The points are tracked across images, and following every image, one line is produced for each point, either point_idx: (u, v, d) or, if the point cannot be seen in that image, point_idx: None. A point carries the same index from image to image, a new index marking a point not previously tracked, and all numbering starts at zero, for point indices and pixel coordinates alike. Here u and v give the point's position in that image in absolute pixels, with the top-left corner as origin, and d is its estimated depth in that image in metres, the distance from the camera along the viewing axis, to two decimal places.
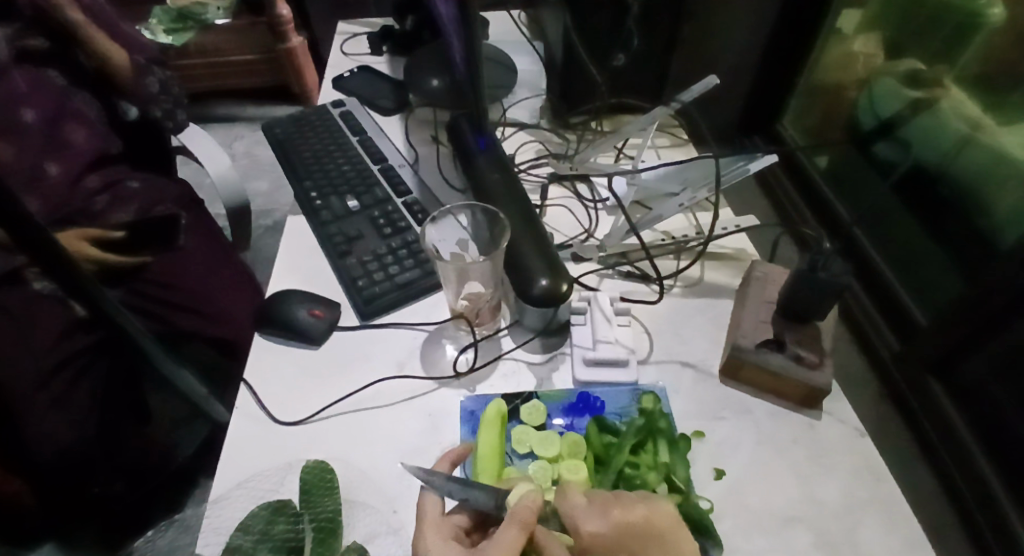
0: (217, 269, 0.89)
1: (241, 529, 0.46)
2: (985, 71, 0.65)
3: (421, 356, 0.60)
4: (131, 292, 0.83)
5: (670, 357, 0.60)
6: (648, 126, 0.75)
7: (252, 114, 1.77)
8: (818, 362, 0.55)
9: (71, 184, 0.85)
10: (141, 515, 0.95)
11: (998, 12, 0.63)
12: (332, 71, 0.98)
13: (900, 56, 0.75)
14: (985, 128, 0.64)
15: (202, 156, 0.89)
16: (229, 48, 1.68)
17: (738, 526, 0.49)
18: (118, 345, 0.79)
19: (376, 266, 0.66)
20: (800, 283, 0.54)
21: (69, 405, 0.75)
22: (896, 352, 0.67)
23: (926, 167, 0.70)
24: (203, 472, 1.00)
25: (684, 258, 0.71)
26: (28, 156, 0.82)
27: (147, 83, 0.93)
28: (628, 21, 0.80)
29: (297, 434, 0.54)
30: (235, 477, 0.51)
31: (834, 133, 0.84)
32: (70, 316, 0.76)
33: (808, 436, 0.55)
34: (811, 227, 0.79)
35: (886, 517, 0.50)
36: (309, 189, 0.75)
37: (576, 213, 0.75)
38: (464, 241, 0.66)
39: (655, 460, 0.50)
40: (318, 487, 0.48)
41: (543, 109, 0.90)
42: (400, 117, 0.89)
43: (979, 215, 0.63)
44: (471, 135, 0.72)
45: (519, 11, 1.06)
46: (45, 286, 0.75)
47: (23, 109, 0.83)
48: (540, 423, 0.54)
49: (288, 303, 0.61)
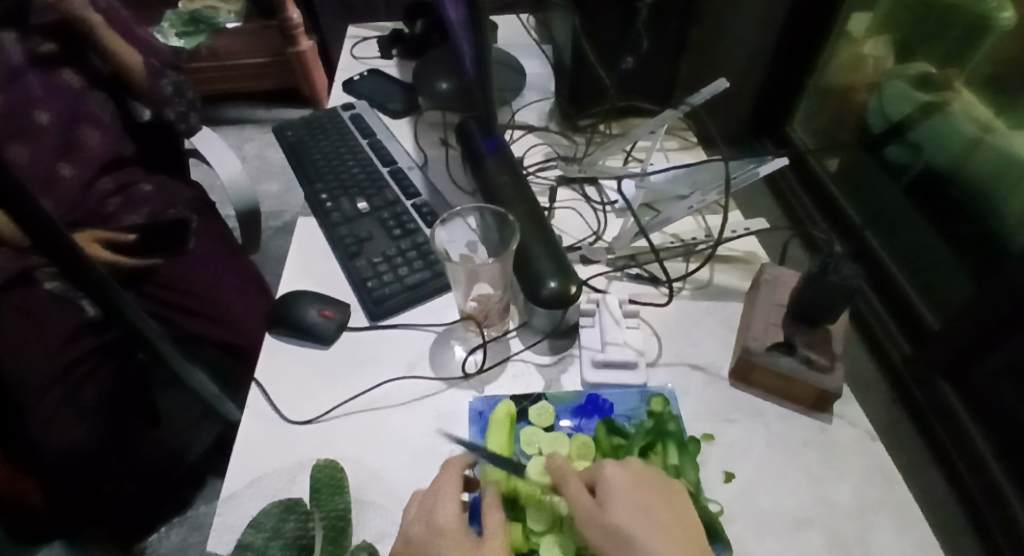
0: (229, 272, 0.90)
1: (252, 525, 0.47)
2: (994, 73, 0.65)
3: (430, 357, 0.60)
4: (143, 296, 0.84)
5: (679, 359, 0.60)
6: (657, 129, 0.76)
7: (262, 118, 1.79)
8: (828, 365, 0.55)
9: (84, 186, 0.87)
10: (150, 516, 0.96)
11: (1009, 15, 0.62)
12: (342, 74, 0.99)
13: (911, 58, 0.74)
14: (995, 131, 0.63)
15: (213, 159, 0.90)
16: (240, 52, 1.70)
17: (748, 529, 0.49)
18: (128, 347, 0.80)
19: (386, 267, 0.66)
20: (810, 285, 0.54)
21: (78, 404, 0.75)
22: (908, 356, 0.66)
23: (936, 169, 0.69)
24: (212, 473, 1.01)
25: (693, 261, 0.71)
26: (41, 160, 0.84)
27: (160, 85, 0.94)
28: (637, 23, 0.80)
29: (308, 433, 0.54)
30: (247, 476, 0.51)
31: (845, 136, 0.83)
32: (81, 317, 0.78)
33: (818, 439, 0.55)
34: (821, 230, 0.78)
35: (898, 521, 0.50)
36: (319, 191, 0.76)
37: (585, 216, 0.75)
38: (473, 243, 0.66)
39: (664, 463, 0.50)
40: (327, 486, 0.49)
41: (552, 112, 0.91)
42: (410, 120, 0.89)
43: (990, 218, 0.63)
44: (480, 137, 0.72)
45: (528, 14, 1.06)
46: (56, 286, 0.77)
47: (38, 111, 0.85)
48: (548, 425, 0.54)
49: (299, 304, 0.61)
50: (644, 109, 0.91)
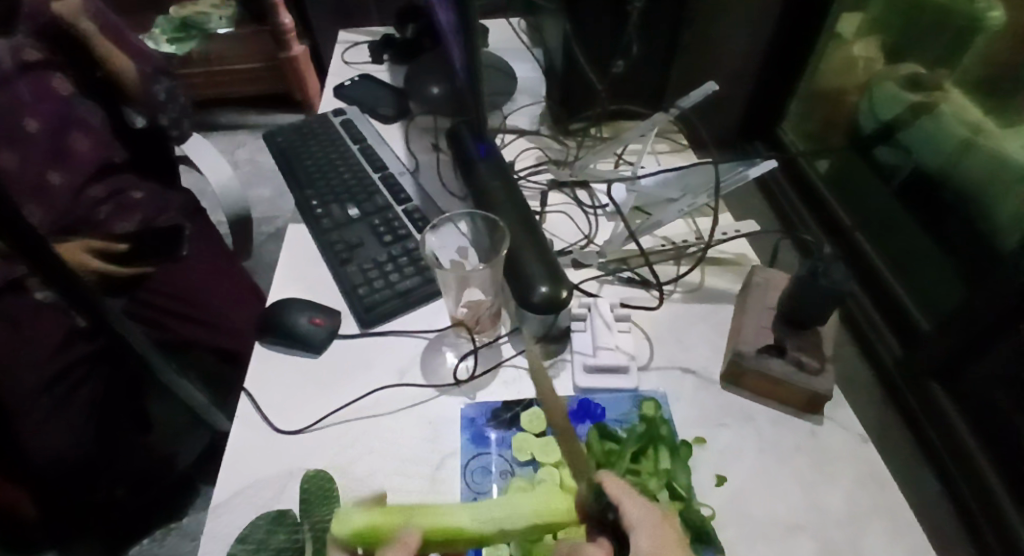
0: (221, 279, 0.90)
1: (239, 540, 0.46)
2: (986, 74, 0.65)
3: (422, 364, 0.60)
4: (133, 301, 0.84)
5: (671, 363, 0.60)
6: (648, 132, 0.76)
7: (254, 123, 1.78)
8: (819, 368, 0.55)
9: (74, 194, 0.86)
10: (143, 519, 0.96)
11: (998, 15, 0.63)
12: (333, 80, 0.99)
13: (901, 60, 0.76)
14: (985, 132, 0.64)
15: (204, 165, 0.90)
16: (231, 57, 1.69)
17: (740, 534, 0.49)
18: (119, 355, 0.80)
19: (377, 274, 0.66)
20: (800, 289, 0.54)
21: (68, 413, 0.75)
22: (898, 357, 0.67)
23: (927, 171, 0.70)
24: (203, 480, 1.00)
25: (684, 264, 0.70)
26: (31, 168, 0.82)
27: (152, 91, 0.94)
28: (628, 28, 0.80)
29: (297, 442, 0.54)
30: (235, 484, 0.51)
31: (835, 138, 0.84)
32: (71, 326, 0.76)
33: (810, 443, 0.55)
34: (812, 232, 0.78)
35: (890, 525, 0.50)
36: (310, 197, 0.76)
37: (576, 220, 0.75)
38: (464, 248, 0.66)
39: (656, 467, 0.49)
40: (317, 496, 0.48)
41: (543, 116, 0.91)
42: (401, 124, 0.89)
43: (980, 218, 0.63)
44: (471, 142, 0.72)
45: (519, 18, 1.07)
46: (46, 295, 0.74)
47: (27, 118, 0.84)
48: (540, 431, 0.54)
49: (289, 311, 0.61)
50: (635, 112, 0.91)
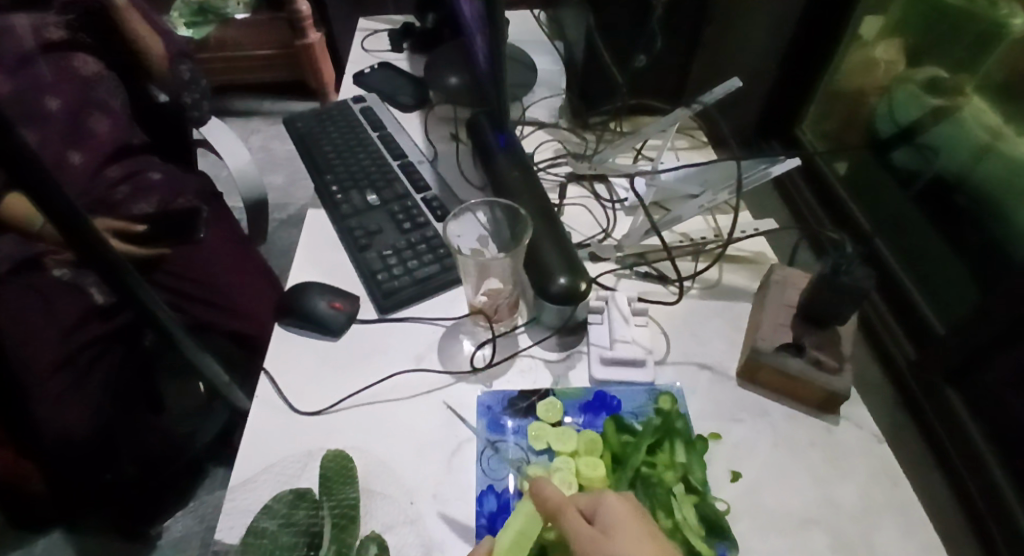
0: (239, 264, 0.91)
1: (265, 512, 0.47)
2: (1007, 80, 0.64)
3: (439, 350, 0.60)
4: (157, 286, 0.84)
5: (687, 358, 0.61)
6: (668, 128, 0.76)
7: (268, 110, 1.79)
8: (836, 367, 0.55)
9: (92, 174, 0.86)
10: (154, 510, 0.94)
11: (1021, 22, 0.62)
12: (352, 67, 0.99)
13: (920, 63, 0.75)
14: (1005, 137, 0.63)
15: (222, 149, 0.90)
16: (249, 43, 1.69)
17: (754, 528, 0.49)
18: (135, 335, 0.81)
19: (396, 261, 0.66)
20: (821, 286, 0.54)
21: (82, 390, 0.76)
22: (912, 360, 0.67)
23: (945, 175, 0.70)
24: (212, 461, 1.00)
25: (702, 260, 0.71)
26: (50, 146, 0.83)
27: (179, 70, 0.94)
28: (649, 22, 0.80)
29: (317, 424, 0.54)
30: (260, 462, 0.52)
31: (854, 139, 0.83)
32: (88, 304, 0.78)
33: (825, 441, 0.55)
34: (829, 231, 0.78)
35: (903, 524, 0.50)
36: (330, 182, 0.76)
37: (594, 213, 0.75)
38: (484, 238, 0.65)
39: (672, 460, 0.50)
40: (338, 475, 0.49)
41: (562, 109, 0.91)
42: (419, 114, 0.89)
43: (997, 224, 0.63)
44: (491, 132, 0.73)
45: (540, 10, 1.06)
46: (64, 273, 0.77)
47: (48, 97, 0.84)
48: (556, 421, 0.54)
49: (308, 295, 0.61)
50: (654, 108, 0.91)
